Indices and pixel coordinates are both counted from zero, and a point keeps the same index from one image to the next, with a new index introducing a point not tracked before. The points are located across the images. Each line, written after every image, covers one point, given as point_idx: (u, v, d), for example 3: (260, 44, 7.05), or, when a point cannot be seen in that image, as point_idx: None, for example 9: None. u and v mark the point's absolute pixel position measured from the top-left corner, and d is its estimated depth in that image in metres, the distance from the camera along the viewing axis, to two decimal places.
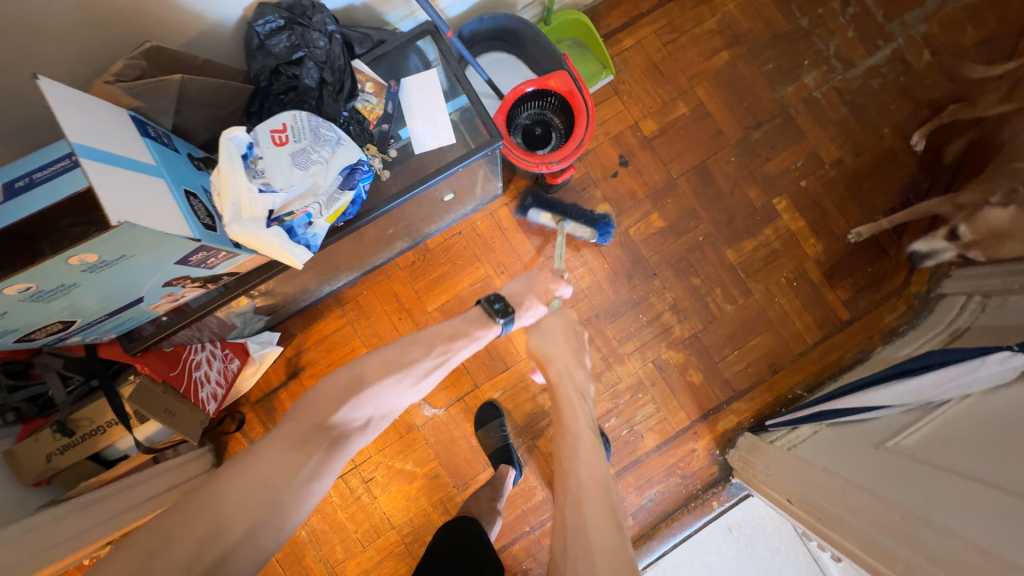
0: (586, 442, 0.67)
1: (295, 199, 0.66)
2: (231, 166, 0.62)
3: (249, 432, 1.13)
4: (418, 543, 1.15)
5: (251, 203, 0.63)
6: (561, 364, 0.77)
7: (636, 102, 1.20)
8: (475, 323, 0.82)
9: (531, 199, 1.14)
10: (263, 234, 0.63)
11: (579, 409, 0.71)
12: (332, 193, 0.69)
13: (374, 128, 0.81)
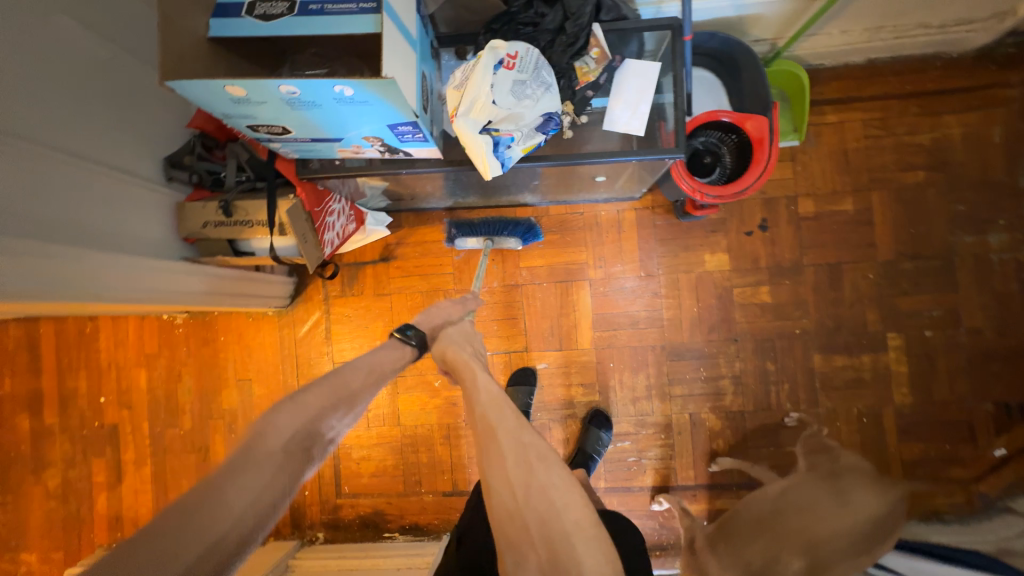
0: (508, 439, 0.57)
1: (503, 119, 0.73)
2: (483, 70, 0.70)
3: (330, 285, 1.29)
4: (411, 448, 1.26)
5: (481, 108, 0.70)
6: (455, 348, 0.70)
7: (806, 178, 1.17)
8: (386, 351, 0.74)
9: (453, 230, 1.15)
10: (470, 139, 0.72)
11: (480, 381, 0.63)
12: (531, 129, 0.75)
13: (580, 90, 0.84)
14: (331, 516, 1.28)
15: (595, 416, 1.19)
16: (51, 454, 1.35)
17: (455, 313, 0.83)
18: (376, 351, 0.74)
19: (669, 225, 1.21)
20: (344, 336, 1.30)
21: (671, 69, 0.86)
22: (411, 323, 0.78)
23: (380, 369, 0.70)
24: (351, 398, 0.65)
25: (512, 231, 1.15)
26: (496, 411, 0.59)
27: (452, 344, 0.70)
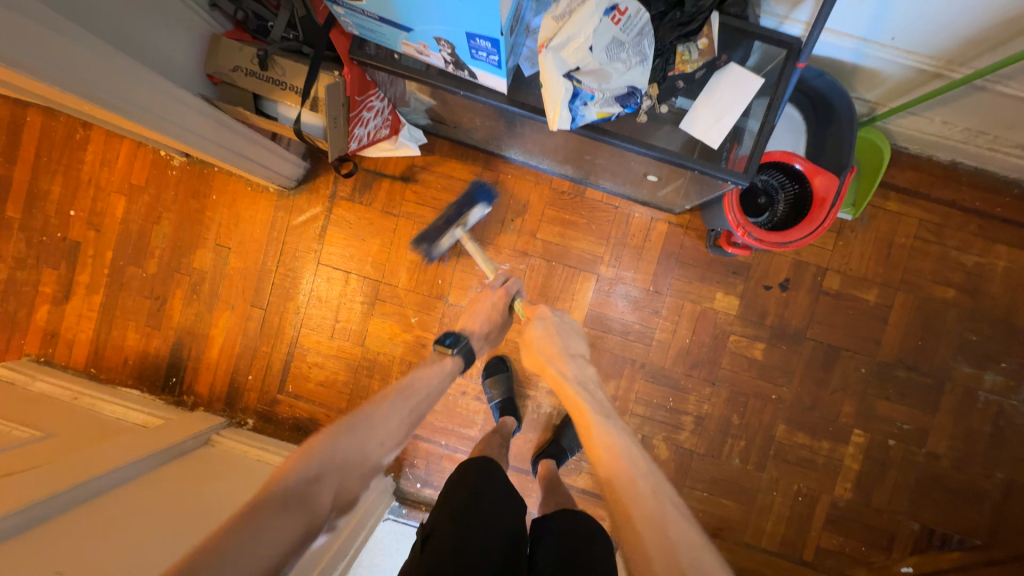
0: (629, 460, 0.68)
1: (586, 75, 0.68)
2: (590, 9, 0.63)
3: (340, 184, 1.22)
4: (366, 371, 1.24)
5: (575, 50, 0.65)
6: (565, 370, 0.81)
7: (844, 255, 1.14)
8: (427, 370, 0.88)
9: (422, 244, 1.07)
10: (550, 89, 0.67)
11: (596, 410, 0.75)
12: (610, 98, 0.71)
13: (671, 77, 0.79)
14: (266, 408, 1.27)
15: (575, 413, 1.17)
16: (3, 249, 1.28)
17: (498, 307, 0.98)
18: (422, 370, 0.89)
19: (695, 250, 1.17)
20: (338, 241, 1.24)
21: (770, 88, 0.77)
22: (451, 332, 0.94)
23: (419, 390, 0.84)
24: (387, 408, 0.79)
25: (475, 200, 1.05)
26: (611, 439, 0.71)
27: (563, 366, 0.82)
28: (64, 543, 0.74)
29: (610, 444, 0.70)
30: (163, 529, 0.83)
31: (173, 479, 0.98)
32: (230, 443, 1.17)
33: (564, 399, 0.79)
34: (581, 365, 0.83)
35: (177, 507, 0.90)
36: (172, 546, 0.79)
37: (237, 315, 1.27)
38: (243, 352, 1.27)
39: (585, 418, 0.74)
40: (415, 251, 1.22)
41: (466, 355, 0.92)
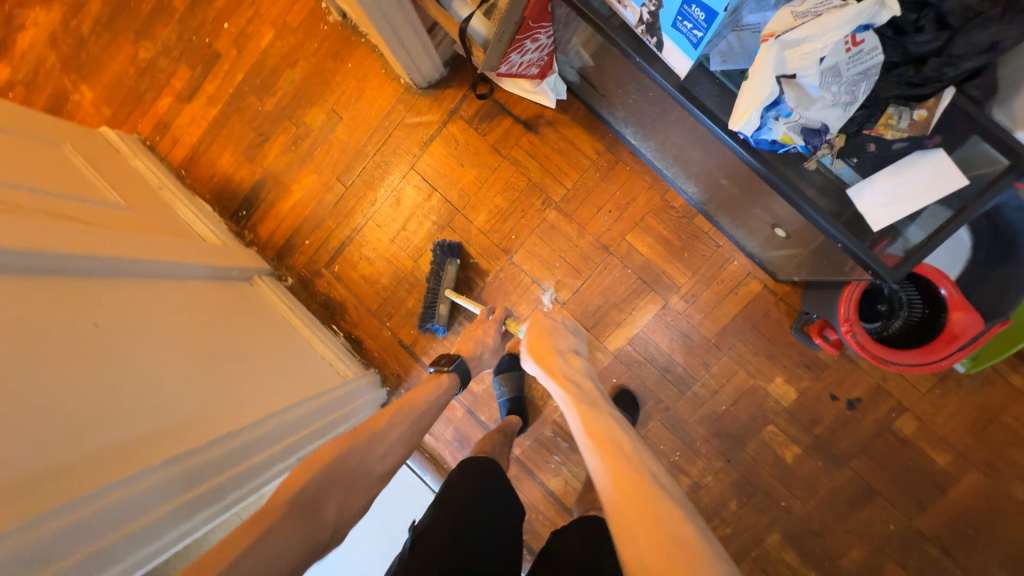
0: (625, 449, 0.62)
1: (793, 88, 0.61)
2: (842, 23, 0.56)
3: (466, 104, 1.20)
4: (408, 286, 1.25)
5: (801, 53, 0.59)
6: (554, 370, 0.77)
7: (931, 404, 1.02)
8: (426, 386, 0.85)
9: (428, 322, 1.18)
10: (753, 83, 0.62)
11: (594, 410, 0.69)
12: (799, 123, 0.63)
13: (864, 135, 0.70)
14: (308, 277, 1.31)
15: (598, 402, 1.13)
16: (157, 33, 1.36)
17: (483, 342, 0.98)
18: (433, 390, 0.85)
19: (776, 325, 1.08)
20: (438, 156, 1.23)
21: (969, 192, 0.65)
22: (448, 352, 0.94)
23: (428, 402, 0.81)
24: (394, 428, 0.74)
25: (444, 257, 1.17)
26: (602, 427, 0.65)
27: (553, 366, 0.77)
28: (111, 303, 0.80)
29: (596, 430, 0.65)
30: (189, 335, 0.87)
31: (213, 297, 1.03)
32: (265, 290, 1.22)
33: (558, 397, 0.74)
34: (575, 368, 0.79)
35: (206, 322, 0.94)
36: (155, 379, 0.74)
37: (319, 183, 1.30)
38: (311, 217, 1.31)
39: (576, 409, 0.70)
40: (503, 198, 1.19)
41: (461, 373, 0.91)
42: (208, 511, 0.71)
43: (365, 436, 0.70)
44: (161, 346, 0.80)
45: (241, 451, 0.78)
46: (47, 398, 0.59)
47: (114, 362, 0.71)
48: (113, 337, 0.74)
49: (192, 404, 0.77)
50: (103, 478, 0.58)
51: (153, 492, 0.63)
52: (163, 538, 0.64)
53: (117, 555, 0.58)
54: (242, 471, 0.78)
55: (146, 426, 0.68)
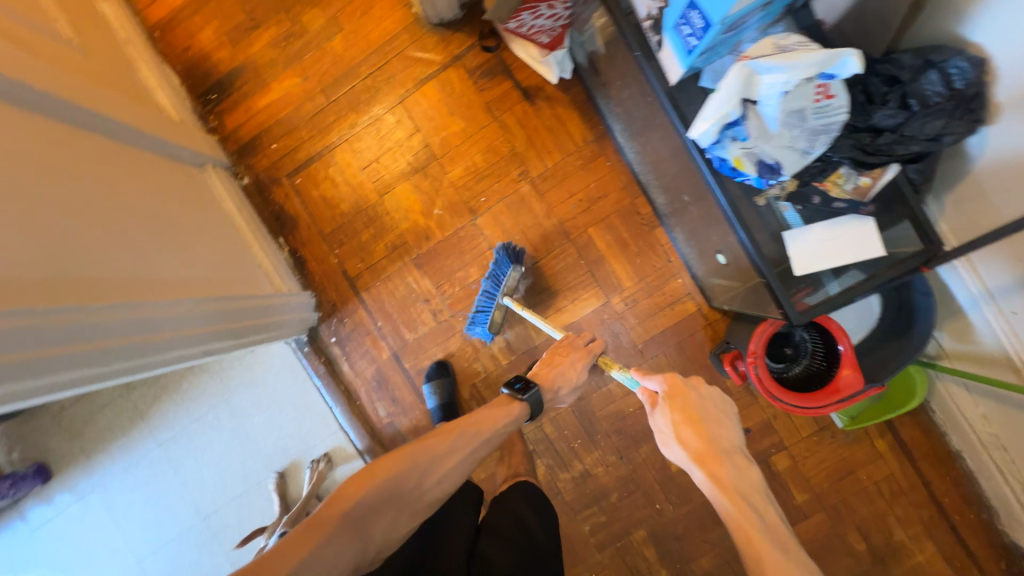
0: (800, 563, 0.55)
1: (756, 117, 0.66)
2: (806, 65, 0.60)
3: (471, 53, 1.18)
4: (367, 219, 1.22)
5: (765, 83, 0.63)
6: (696, 436, 0.68)
7: (806, 448, 1.13)
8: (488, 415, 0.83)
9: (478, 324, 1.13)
10: (719, 94, 0.64)
11: (740, 497, 0.61)
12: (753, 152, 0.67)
13: (812, 188, 0.73)
14: (266, 182, 1.26)
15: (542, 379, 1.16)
16: None
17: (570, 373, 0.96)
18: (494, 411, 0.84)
19: (698, 347, 1.15)
20: (431, 97, 1.20)
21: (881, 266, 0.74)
22: (518, 375, 0.92)
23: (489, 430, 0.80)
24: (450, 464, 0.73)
25: (506, 262, 1.10)
26: (764, 527, 0.58)
27: (694, 432, 0.68)
28: (38, 138, 0.74)
29: (752, 524, 0.58)
30: (111, 196, 0.82)
31: (149, 167, 0.97)
32: (213, 180, 1.16)
33: (699, 468, 0.65)
34: (722, 431, 0.70)
35: (136, 191, 0.89)
36: (65, 231, 0.70)
37: (302, 90, 1.24)
38: (284, 121, 1.25)
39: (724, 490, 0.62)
40: (484, 158, 1.19)
41: (535, 402, 0.89)
42: (83, 372, 0.68)
43: (434, 453, 0.73)
44: (77, 196, 0.75)
45: (141, 324, 0.76)
46: None
47: (20, 196, 0.66)
48: (25, 170, 0.68)
49: (97, 267, 0.73)
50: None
51: (34, 333, 0.60)
52: (24, 383, 0.60)
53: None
54: (136, 344, 0.75)
55: (39, 270, 0.65)
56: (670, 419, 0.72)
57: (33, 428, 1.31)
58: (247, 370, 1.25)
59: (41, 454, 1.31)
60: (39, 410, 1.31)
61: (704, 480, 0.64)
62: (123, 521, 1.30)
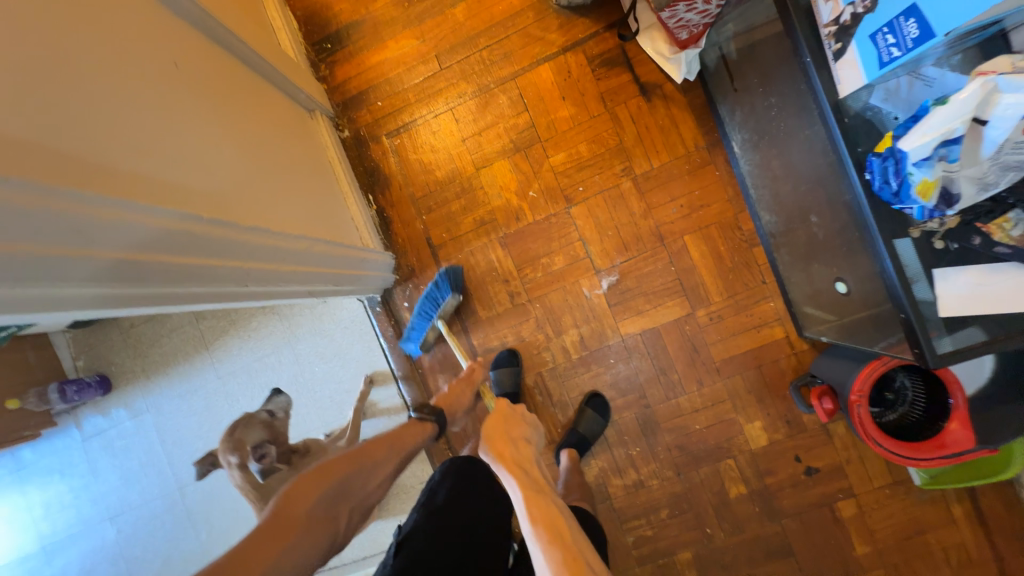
0: (577, 550, 0.62)
1: (973, 140, 0.60)
2: None
3: (594, 40, 1.15)
4: (460, 190, 1.22)
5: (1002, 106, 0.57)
6: (505, 458, 0.75)
7: (875, 499, 1.08)
8: (406, 433, 0.88)
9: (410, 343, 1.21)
10: (949, 108, 0.59)
11: (546, 502, 0.68)
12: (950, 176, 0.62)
13: (975, 228, 0.69)
14: (365, 138, 1.26)
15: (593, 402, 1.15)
16: None
17: (463, 401, 0.99)
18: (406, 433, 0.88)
19: (778, 375, 1.11)
20: (545, 78, 1.18)
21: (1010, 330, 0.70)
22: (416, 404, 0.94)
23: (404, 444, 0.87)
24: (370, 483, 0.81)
25: (446, 288, 1.16)
26: (558, 530, 0.64)
27: (501, 451, 0.77)
28: (190, 55, 0.75)
29: (552, 529, 0.64)
30: (239, 123, 0.83)
31: (273, 107, 0.98)
32: (321, 129, 1.18)
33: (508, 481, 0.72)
34: (524, 452, 0.78)
35: (258, 124, 0.89)
36: (208, 149, 0.71)
37: (416, 53, 1.23)
38: (393, 80, 1.25)
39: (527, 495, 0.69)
40: (588, 148, 1.17)
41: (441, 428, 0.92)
42: (222, 289, 0.68)
43: (367, 461, 0.81)
44: (212, 116, 0.75)
45: (270, 252, 0.76)
46: (106, 94, 0.55)
47: (169, 103, 0.66)
48: (171, 79, 0.68)
49: (233, 189, 0.74)
50: (138, 196, 0.54)
51: (179, 239, 0.59)
52: (159, 288, 0.59)
53: (115, 278, 0.52)
54: (262, 272, 0.75)
55: (184, 178, 0.64)
56: (491, 444, 0.78)
57: (101, 341, 1.34)
58: (315, 319, 1.26)
59: (105, 366, 1.34)
60: (109, 325, 1.34)
61: (513, 484, 0.71)
62: (171, 446, 1.33)
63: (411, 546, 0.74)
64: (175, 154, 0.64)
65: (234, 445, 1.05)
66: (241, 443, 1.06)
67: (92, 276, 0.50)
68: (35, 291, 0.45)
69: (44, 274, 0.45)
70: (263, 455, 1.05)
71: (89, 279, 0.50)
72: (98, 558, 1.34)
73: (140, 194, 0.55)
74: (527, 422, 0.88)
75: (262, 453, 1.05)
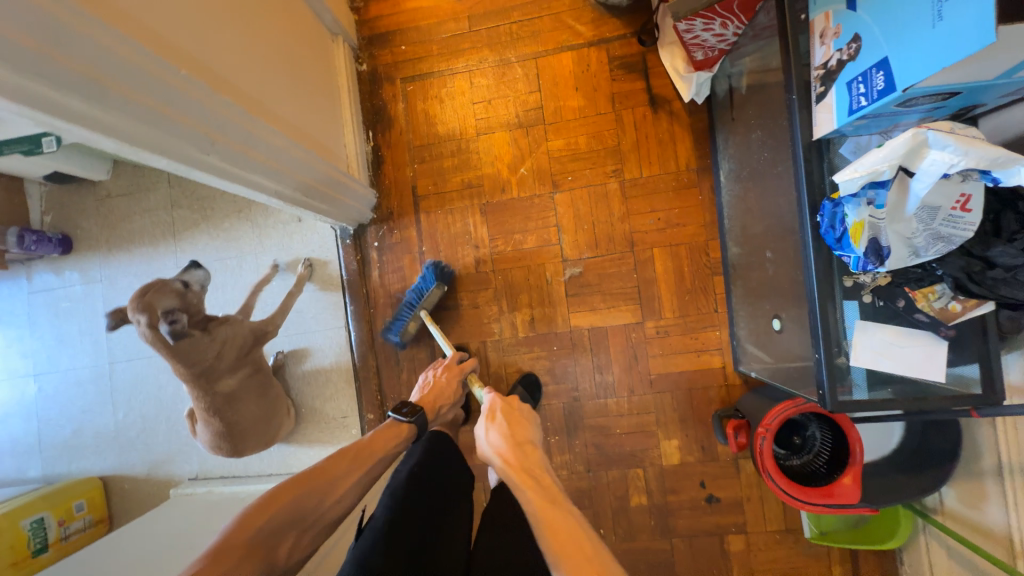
0: (565, 512, 0.64)
1: (900, 190, 0.63)
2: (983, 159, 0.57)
3: (619, 42, 1.19)
4: (457, 149, 1.24)
5: (930, 159, 0.59)
6: (504, 439, 0.79)
7: (763, 540, 1.11)
8: (380, 438, 0.86)
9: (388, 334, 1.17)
10: (883, 150, 0.61)
11: (534, 475, 0.71)
12: (875, 224, 0.65)
13: (904, 293, 0.73)
14: (381, 76, 1.28)
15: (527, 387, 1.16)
16: None
17: (446, 395, 1.01)
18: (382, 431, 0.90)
19: (705, 401, 1.14)
20: (565, 66, 1.21)
21: (908, 395, 0.75)
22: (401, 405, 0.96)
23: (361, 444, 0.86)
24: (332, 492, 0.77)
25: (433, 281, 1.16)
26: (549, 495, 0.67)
27: (501, 433, 0.81)
28: None
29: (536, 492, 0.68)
30: (265, 25, 0.86)
31: (289, 11, 0.96)
32: (338, 54, 1.20)
33: (505, 457, 0.76)
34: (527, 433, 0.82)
35: (271, 21, 0.88)
36: (216, 21, 0.70)
37: (451, 9, 1.26)
38: (422, 29, 1.27)
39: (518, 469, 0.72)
40: (587, 142, 1.20)
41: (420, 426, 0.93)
42: (185, 153, 0.65)
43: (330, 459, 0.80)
44: (239, 7, 0.77)
45: (246, 136, 0.73)
46: None
47: None
48: None
49: (230, 67, 0.72)
50: (148, 41, 0.54)
51: (158, 85, 0.56)
52: (168, 142, 0.62)
53: (132, 116, 0.55)
54: (230, 151, 0.72)
55: (205, 51, 0.66)
56: (491, 427, 0.82)
57: (74, 203, 1.35)
58: (285, 236, 1.27)
59: (71, 228, 1.35)
60: (86, 189, 1.35)
61: (505, 460, 0.75)
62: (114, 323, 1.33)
63: (377, 523, 0.72)
64: (184, 12, 0.62)
65: (143, 308, 0.94)
66: (151, 306, 0.94)
67: (117, 111, 0.53)
68: (57, 99, 0.48)
69: (82, 93, 0.49)
70: (173, 321, 0.94)
71: (129, 117, 0.55)
72: (12, 410, 1.35)
73: (168, 48, 0.58)
74: (533, 421, 0.87)
75: (172, 317, 0.94)
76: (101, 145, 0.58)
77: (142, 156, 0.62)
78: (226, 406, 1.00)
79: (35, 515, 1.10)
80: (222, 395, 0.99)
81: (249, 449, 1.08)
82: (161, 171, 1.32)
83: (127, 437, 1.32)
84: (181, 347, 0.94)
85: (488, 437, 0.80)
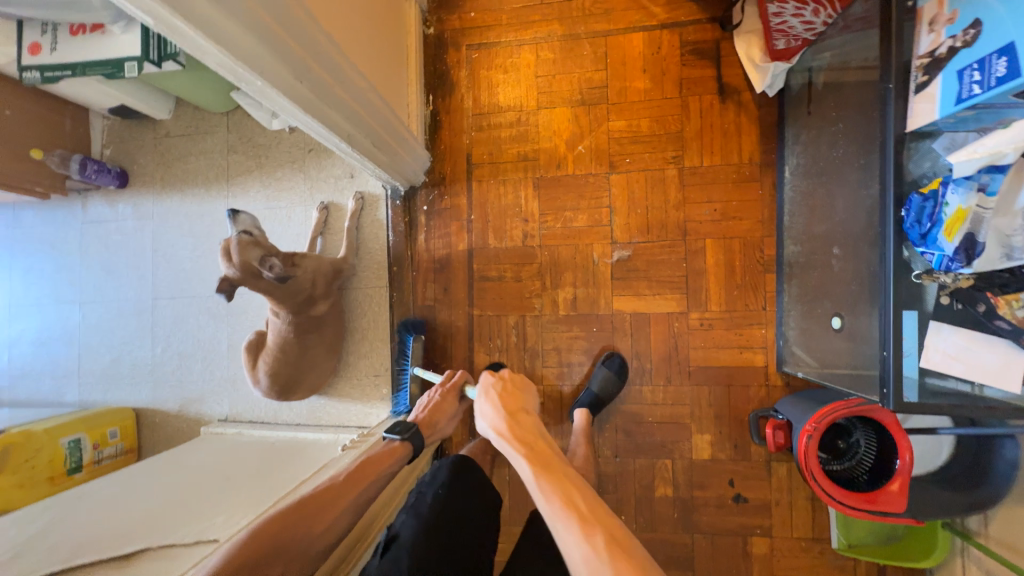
0: (558, 469, 0.68)
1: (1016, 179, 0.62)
2: None
3: (693, 27, 1.16)
4: (516, 119, 1.23)
5: None
6: (492, 413, 0.79)
7: (788, 545, 1.09)
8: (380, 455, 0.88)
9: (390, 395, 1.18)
10: (1009, 132, 0.59)
11: (529, 443, 0.73)
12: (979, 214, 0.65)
13: (987, 297, 0.70)
14: (447, 41, 1.28)
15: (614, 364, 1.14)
16: None
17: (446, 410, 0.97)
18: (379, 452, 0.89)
19: (742, 399, 1.12)
20: (636, 46, 1.19)
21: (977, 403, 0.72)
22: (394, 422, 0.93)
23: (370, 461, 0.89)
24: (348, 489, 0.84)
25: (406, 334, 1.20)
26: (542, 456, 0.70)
27: (490, 409, 0.80)
28: None
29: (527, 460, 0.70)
30: None
31: None
32: (408, 11, 1.19)
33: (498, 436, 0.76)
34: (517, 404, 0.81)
35: None
36: None
37: None
38: None
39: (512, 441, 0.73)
40: (650, 125, 1.18)
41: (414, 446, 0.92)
42: (284, 75, 0.66)
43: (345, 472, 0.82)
44: None
45: (333, 70, 0.74)
46: None
47: None
48: None
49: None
50: None
51: None
52: (270, 60, 0.62)
53: (245, 27, 0.56)
54: (319, 82, 0.72)
55: None
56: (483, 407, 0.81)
57: (133, 138, 1.37)
58: (337, 191, 1.28)
59: (128, 163, 1.37)
60: (146, 127, 1.37)
61: (500, 434, 0.76)
62: (160, 260, 1.36)
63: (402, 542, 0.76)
64: None
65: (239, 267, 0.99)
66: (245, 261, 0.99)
67: (235, 18, 0.54)
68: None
69: None
70: (270, 266, 0.99)
71: (246, 27, 0.56)
72: (54, 334, 1.38)
73: None
74: (528, 390, 0.85)
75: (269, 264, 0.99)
76: (209, 57, 0.58)
77: (243, 74, 0.63)
78: (313, 326, 1.13)
79: (72, 437, 1.13)
80: (311, 317, 1.12)
81: (302, 386, 1.15)
82: (220, 116, 1.34)
83: (162, 372, 1.34)
84: (289, 285, 1.03)
85: (483, 412, 0.80)
